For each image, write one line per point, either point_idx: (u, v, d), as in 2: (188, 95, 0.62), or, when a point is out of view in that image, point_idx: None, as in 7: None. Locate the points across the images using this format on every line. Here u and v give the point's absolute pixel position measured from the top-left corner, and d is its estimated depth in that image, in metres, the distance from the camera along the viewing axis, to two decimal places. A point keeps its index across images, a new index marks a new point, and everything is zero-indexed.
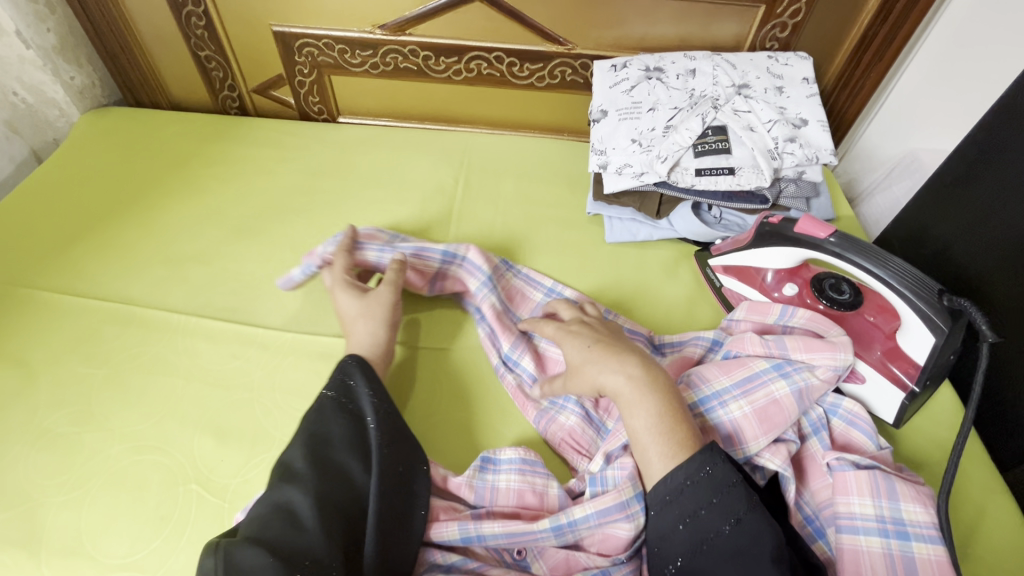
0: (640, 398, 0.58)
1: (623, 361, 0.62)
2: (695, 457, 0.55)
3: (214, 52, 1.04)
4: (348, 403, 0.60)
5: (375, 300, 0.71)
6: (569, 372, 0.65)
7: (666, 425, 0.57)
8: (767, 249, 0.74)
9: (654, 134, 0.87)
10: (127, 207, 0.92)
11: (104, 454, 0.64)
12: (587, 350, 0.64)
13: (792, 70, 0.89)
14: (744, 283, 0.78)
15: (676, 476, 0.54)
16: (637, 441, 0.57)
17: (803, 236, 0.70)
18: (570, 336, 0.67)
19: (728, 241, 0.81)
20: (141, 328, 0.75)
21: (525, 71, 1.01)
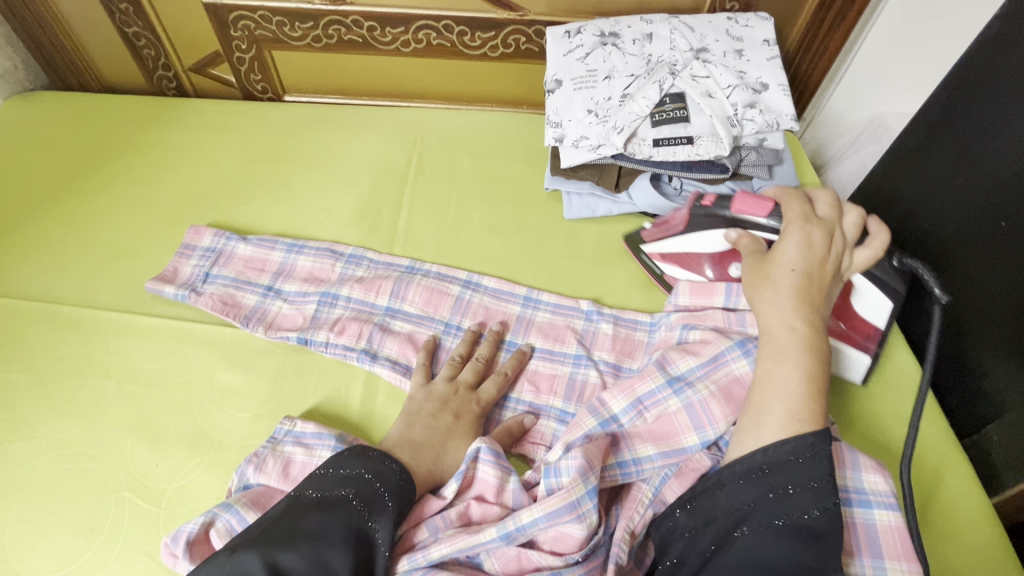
0: (801, 354, 0.51)
1: (813, 316, 0.54)
2: (814, 433, 0.48)
3: (143, 28, 0.97)
4: (372, 521, 0.50)
5: (466, 438, 0.62)
6: (758, 264, 0.58)
7: (811, 391, 0.50)
8: (703, 232, 0.71)
9: (610, 103, 0.83)
10: (55, 199, 0.86)
11: (28, 464, 0.60)
12: (792, 266, 0.56)
13: (752, 32, 0.85)
14: (685, 270, 0.74)
15: (782, 447, 0.48)
16: (765, 385, 0.51)
17: (742, 214, 0.68)
18: (801, 242, 0.57)
19: (658, 228, 0.77)
20: (69, 328, 0.71)
21: (476, 41, 0.96)
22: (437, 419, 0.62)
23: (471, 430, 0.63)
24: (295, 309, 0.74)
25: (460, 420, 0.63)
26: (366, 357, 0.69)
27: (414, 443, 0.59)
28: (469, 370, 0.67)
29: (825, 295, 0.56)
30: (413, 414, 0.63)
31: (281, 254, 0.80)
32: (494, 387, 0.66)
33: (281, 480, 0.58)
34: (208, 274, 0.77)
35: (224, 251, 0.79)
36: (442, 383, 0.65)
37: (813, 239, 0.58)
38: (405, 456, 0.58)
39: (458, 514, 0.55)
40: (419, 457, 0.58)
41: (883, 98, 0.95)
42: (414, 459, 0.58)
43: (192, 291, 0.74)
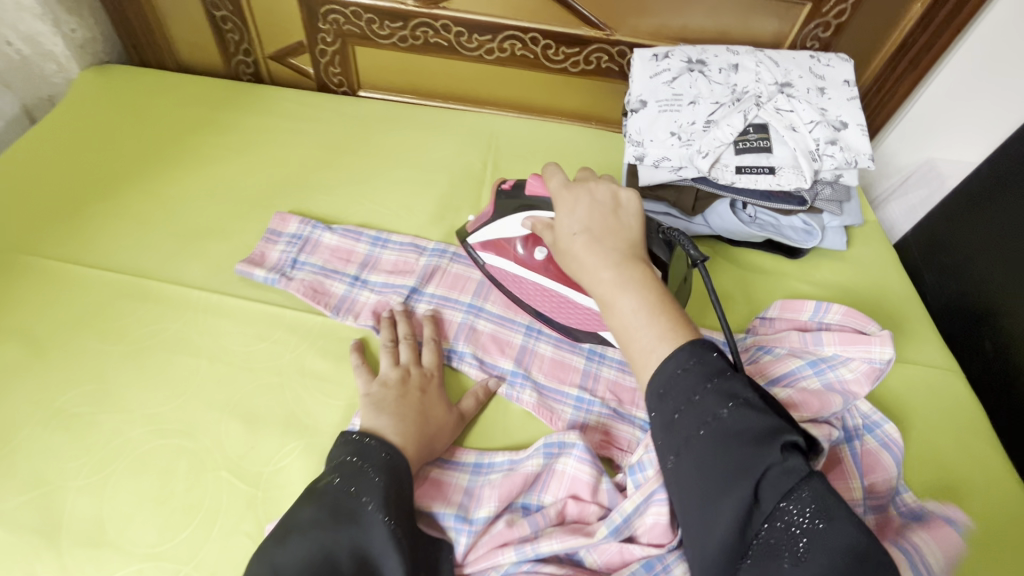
0: (621, 292, 0.51)
1: (620, 257, 0.53)
2: (672, 349, 0.46)
3: (232, 13, 0.98)
4: (363, 496, 0.49)
5: (437, 404, 0.63)
6: (557, 248, 0.59)
7: (648, 317, 0.49)
8: (506, 217, 0.70)
9: (694, 128, 0.85)
10: (136, 173, 0.86)
11: (123, 437, 0.60)
12: (572, 231, 0.56)
13: (833, 72, 0.88)
14: (500, 256, 0.73)
15: (665, 364, 0.46)
16: (620, 337, 0.50)
17: (535, 197, 0.67)
18: (568, 206, 0.58)
19: (475, 221, 0.76)
20: (160, 304, 0.71)
21: (559, 55, 0.98)
22: (405, 397, 0.62)
23: (438, 396, 0.64)
24: (382, 300, 0.75)
25: (426, 392, 0.63)
26: (455, 354, 0.71)
27: (393, 422, 0.58)
28: (408, 348, 0.68)
29: (624, 236, 0.55)
30: (378, 404, 0.60)
31: (366, 246, 0.81)
32: (434, 354, 0.68)
33: None
34: (295, 260, 0.78)
35: (310, 239, 0.80)
36: (390, 368, 0.65)
37: (573, 205, 0.58)
38: (394, 435, 0.57)
39: (555, 513, 0.56)
40: (410, 431, 0.58)
41: (931, 145, 0.98)
42: (404, 437, 0.57)
43: (282, 275, 0.75)
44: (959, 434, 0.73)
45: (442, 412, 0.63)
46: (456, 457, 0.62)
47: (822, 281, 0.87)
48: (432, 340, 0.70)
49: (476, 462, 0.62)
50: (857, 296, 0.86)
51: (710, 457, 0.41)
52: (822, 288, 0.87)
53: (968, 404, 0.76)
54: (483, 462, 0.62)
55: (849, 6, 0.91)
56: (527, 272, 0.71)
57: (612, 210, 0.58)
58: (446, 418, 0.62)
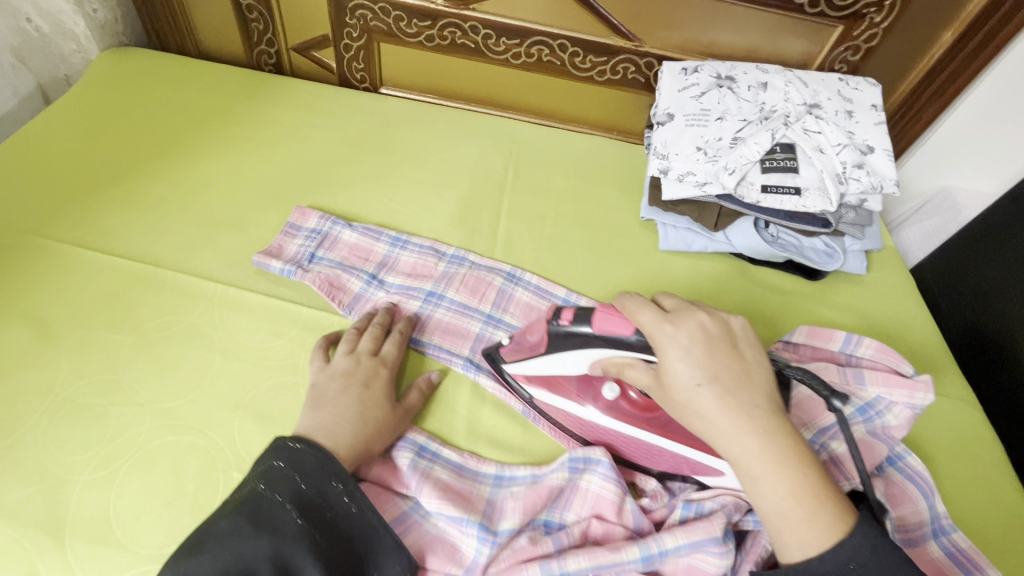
0: (773, 470, 0.46)
1: (754, 418, 0.48)
2: (849, 535, 0.45)
3: (258, 2, 0.96)
4: (284, 501, 0.50)
5: (380, 404, 0.61)
6: (667, 396, 0.51)
7: (801, 495, 0.46)
8: (561, 354, 0.61)
9: (721, 144, 0.85)
10: (153, 159, 0.85)
11: (133, 431, 0.58)
12: (693, 382, 0.49)
13: (861, 95, 0.88)
14: (554, 393, 0.64)
15: (848, 552, 0.44)
16: (767, 514, 0.47)
17: (606, 334, 0.56)
18: (684, 349, 0.50)
19: (512, 346, 0.65)
20: (174, 295, 0.69)
21: (587, 64, 0.98)
22: (346, 392, 0.61)
23: (383, 394, 0.62)
24: (399, 300, 0.74)
25: (370, 388, 0.62)
26: (471, 366, 0.69)
27: (328, 421, 0.58)
28: (368, 338, 0.67)
29: (749, 384, 0.49)
30: (319, 399, 0.60)
31: (385, 247, 0.79)
32: (393, 349, 0.67)
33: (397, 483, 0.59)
34: (314, 256, 0.76)
35: (329, 235, 0.79)
36: (339, 361, 0.64)
37: (687, 348, 0.50)
38: (325, 439, 0.56)
39: (578, 532, 0.55)
40: (344, 434, 0.57)
41: (948, 173, 0.99)
42: (336, 441, 0.56)
43: (299, 268, 0.74)
44: (979, 469, 0.72)
45: (384, 411, 0.61)
46: (479, 468, 0.61)
47: (841, 305, 0.87)
48: (394, 334, 0.68)
49: (496, 473, 0.61)
50: (876, 323, 0.86)
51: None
52: (842, 312, 0.86)
53: (987, 439, 0.76)
54: (504, 474, 0.61)
55: (880, 31, 0.90)
56: (592, 414, 0.63)
57: (725, 351, 0.51)
58: (388, 418, 0.61)
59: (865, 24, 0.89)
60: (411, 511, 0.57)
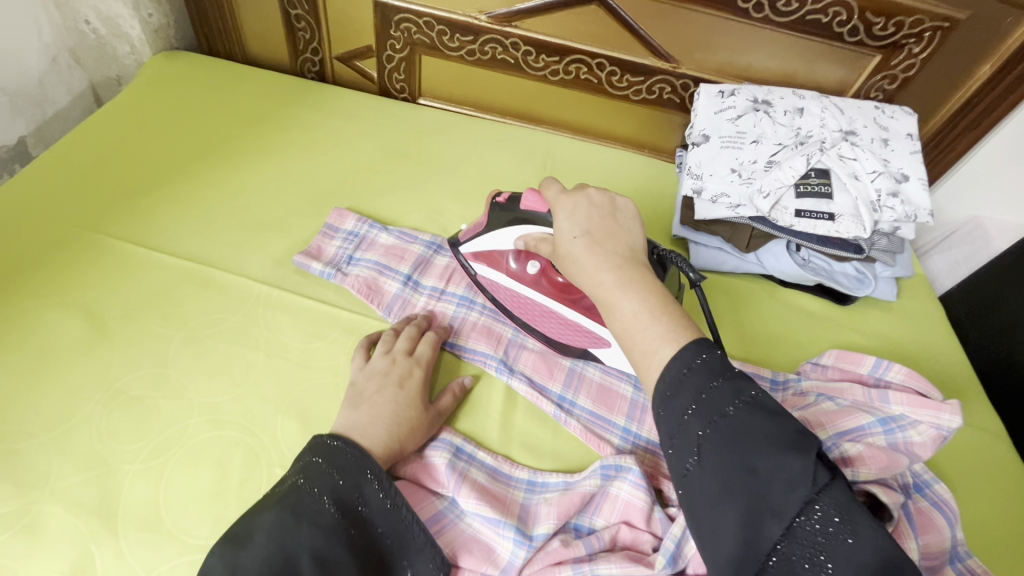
0: (624, 294, 0.50)
1: (619, 261, 0.53)
2: (678, 352, 0.46)
3: (307, 12, 1.00)
4: (323, 496, 0.50)
5: (415, 405, 0.62)
6: (557, 253, 0.58)
7: (650, 319, 0.49)
8: (500, 231, 0.70)
9: (755, 167, 0.86)
10: (200, 159, 0.87)
11: (181, 424, 0.60)
12: (572, 235, 0.56)
13: (897, 124, 0.89)
14: (492, 269, 0.74)
15: (673, 367, 0.45)
16: (624, 338, 0.50)
17: (530, 212, 0.65)
18: (567, 211, 0.58)
19: (467, 230, 0.75)
20: (220, 293, 0.71)
21: (623, 82, 1.00)
22: (383, 391, 0.62)
23: (417, 396, 0.63)
24: (433, 305, 0.76)
25: (405, 388, 0.63)
26: (505, 369, 0.70)
27: (365, 420, 0.59)
28: (404, 339, 0.68)
29: (624, 243, 0.55)
30: (357, 398, 0.61)
31: (421, 247, 0.81)
32: (429, 350, 0.68)
33: (424, 480, 0.60)
34: (351, 258, 0.78)
35: (366, 237, 0.81)
36: (380, 359, 0.65)
37: (572, 211, 0.57)
38: (362, 439, 0.57)
39: (609, 537, 0.56)
40: (380, 435, 0.58)
41: (984, 203, 0.98)
42: (370, 441, 0.57)
43: (339, 271, 0.76)
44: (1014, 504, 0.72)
45: (418, 412, 0.62)
46: (512, 472, 0.62)
47: (870, 331, 0.87)
48: (429, 338, 0.69)
49: (529, 479, 0.62)
50: (906, 351, 0.86)
51: (722, 461, 0.41)
52: (871, 338, 0.86)
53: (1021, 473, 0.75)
54: (537, 481, 0.62)
55: (918, 62, 0.90)
56: (521, 285, 0.73)
57: (610, 218, 0.57)
58: (421, 419, 0.62)
59: (903, 56, 0.90)
60: (446, 511, 0.58)
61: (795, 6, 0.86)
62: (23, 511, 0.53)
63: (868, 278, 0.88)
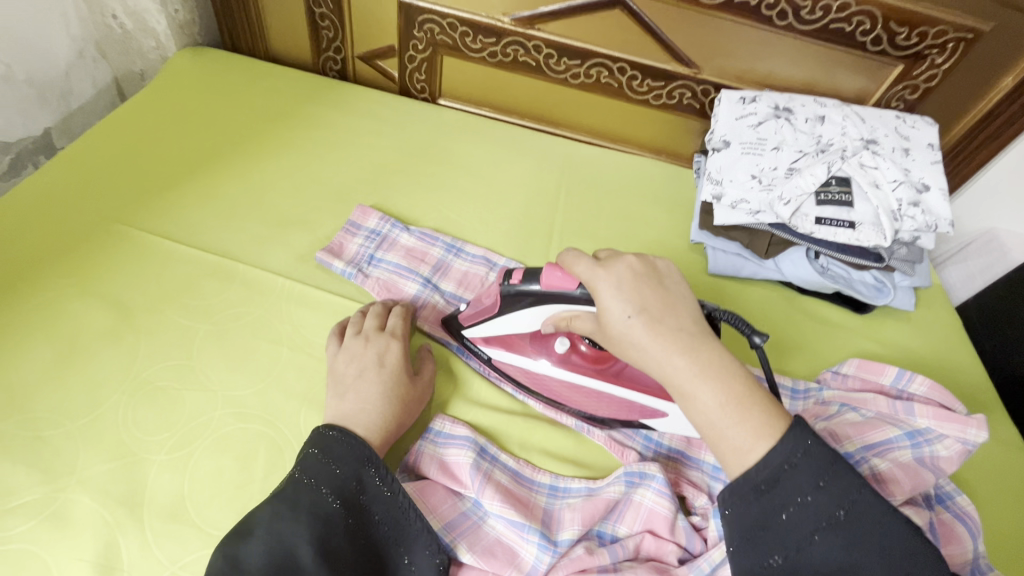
0: (701, 382, 0.48)
1: (683, 341, 0.50)
2: (778, 445, 0.46)
3: (332, 11, 1.00)
4: (323, 488, 0.51)
5: (400, 380, 0.63)
6: (606, 332, 0.54)
7: (731, 405, 0.48)
8: (517, 314, 0.64)
9: (776, 173, 0.86)
10: (224, 155, 0.88)
11: (206, 416, 0.60)
12: (625, 316, 0.51)
13: (918, 134, 0.89)
14: (511, 354, 0.69)
15: (775, 458, 0.46)
16: (705, 426, 0.49)
17: (552, 290, 0.59)
18: (611, 284, 0.52)
19: (468, 312, 0.69)
20: (244, 288, 0.72)
21: (644, 87, 1.00)
22: (365, 375, 0.62)
23: (400, 369, 0.64)
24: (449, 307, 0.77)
25: (385, 366, 0.63)
26: (521, 390, 0.70)
27: (354, 407, 0.59)
28: (374, 317, 0.68)
29: (678, 315, 0.52)
30: (338, 387, 0.61)
31: (440, 251, 0.82)
32: (399, 323, 0.68)
33: (449, 480, 0.60)
34: (372, 256, 0.79)
35: (387, 236, 0.81)
36: (355, 344, 0.65)
37: (617, 285, 0.52)
38: (360, 429, 0.58)
39: (633, 546, 0.56)
40: (376, 423, 0.59)
41: (1002, 215, 0.98)
42: (368, 430, 0.58)
43: (360, 271, 0.76)
44: None
45: (406, 388, 0.63)
46: (535, 476, 0.62)
47: (888, 340, 0.87)
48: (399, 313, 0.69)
49: (551, 483, 0.62)
50: (924, 361, 0.86)
51: (836, 557, 0.44)
52: (889, 347, 0.86)
53: None
54: (559, 485, 0.62)
55: (941, 72, 0.90)
56: (548, 367, 0.69)
57: (656, 288, 0.53)
58: (409, 393, 0.63)
59: (926, 66, 0.90)
60: (470, 513, 0.58)
61: (819, 14, 0.86)
62: (51, 498, 0.54)
63: (887, 287, 0.88)
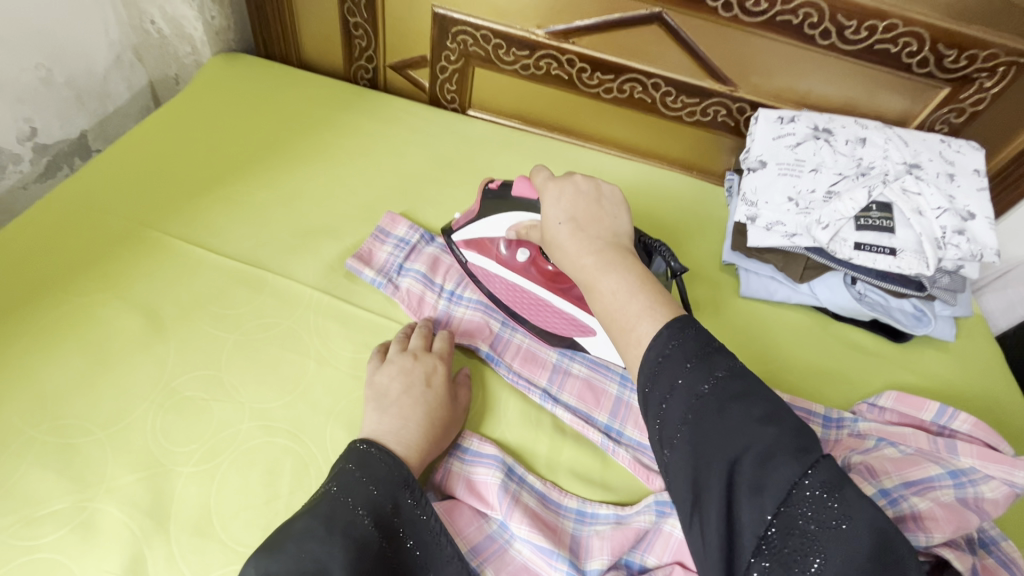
0: (603, 273, 0.53)
1: (601, 244, 0.55)
2: (654, 332, 0.47)
3: (366, 20, 1.01)
4: (360, 508, 0.50)
5: (442, 402, 0.62)
6: (545, 237, 0.60)
7: (631, 296, 0.50)
8: (491, 217, 0.70)
9: (814, 197, 0.84)
10: (256, 162, 0.88)
11: (233, 429, 0.60)
12: (557, 220, 0.58)
13: (963, 159, 0.86)
14: (482, 255, 0.74)
15: (649, 350, 0.47)
16: (604, 314, 0.52)
17: (522, 198, 0.66)
18: (554, 194, 0.59)
19: (461, 217, 0.76)
20: (272, 297, 0.72)
21: (677, 103, 0.98)
22: (409, 392, 0.61)
23: (443, 392, 0.63)
24: (479, 317, 0.75)
25: (431, 386, 0.63)
26: (549, 398, 0.68)
27: (396, 423, 0.58)
28: (419, 336, 0.68)
29: (607, 227, 0.57)
30: (381, 401, 0.61)
31: None
32: (445, 344, 0.68)
33: (475, 499, 0.59)
34: (401, 266, 0.78)
35: (416, 246, 0.81)
36: (399, 360, 0.65)
37: (559, 195, 0.59)
38: (397, 446, 0.57)
39: None
40: (415, 443, 0.58)
41: None
42: (407, 449, 0.57)
43: (390, 281, 0.76)
44: None
45: (446, 410, 0.62)
46: (562, 500, 0.61)
47: (926, 371, 0.84)
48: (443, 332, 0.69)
49: (578, 508, 0.61)
50: (963, 395, 0.82)
51: (701, 447, 0.41)
52: (927, 379, 0.83)
53: None
54: (586, 510, 0.61)
55: (989, 96, 0.88)
56: (511, 273, 0.73)
57: (596, 203, 0.58)
58: (449, 416, 0.62)
59: (974, 89, 0.87)
60: (496, 536, 0.57)
61: (864, 34, 0.84)
62: (79, 508, 0.53)
63: (927, 317, 0.85)
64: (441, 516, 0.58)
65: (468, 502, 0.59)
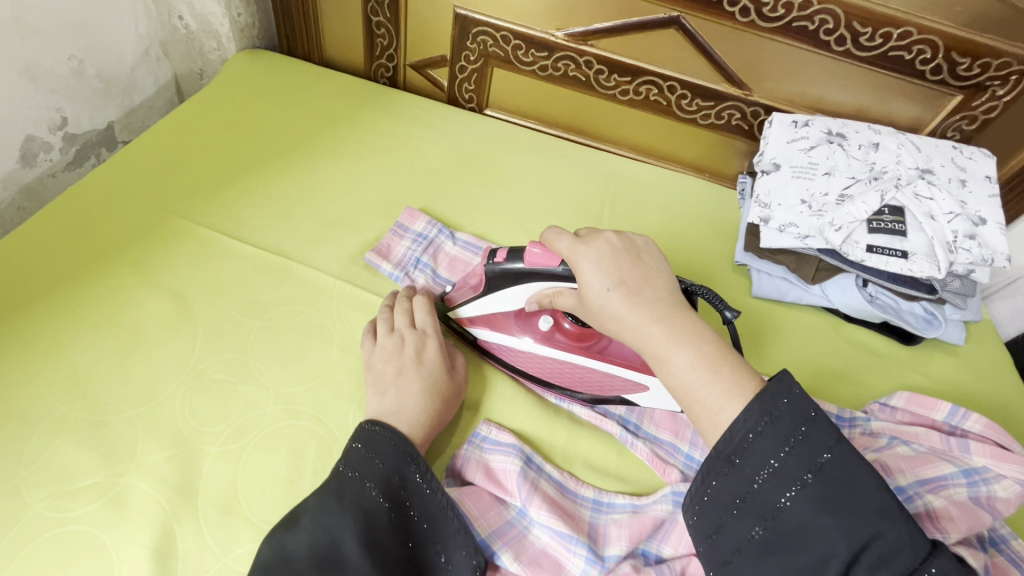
0: (675, 349, 0.51)
1: (657, 314, 0.52)
2: (741, 411, 0.46)
3: (388, 20, 1.03)
4: (367, 482, 0.51)
5: (437, 376, 0.64)
6: (585, 305, 0.57)
7: (706, 370, 0.50)
8: (502, 291, 0.65)
9: (826, 199, 0.85)
10: (279, 155, 0.90)
11: (259, 411, 0.62)
12: (604, 289, 0.54)
13: (975, 166, 0.87)
14: (496, 332, 0.70)
15: (738, 428, 0.46)
16: (683, 391, 0.50)
17: (537, 268, 0.60)
18: (591, 260, 0.55)
19: (458, 288, 0.70)
20: (296, 286, 0.73)
21: (692, 106, 1.00)
22: (403, 372, 0.62)
23: (437, 366, 0.65)
24: None
25: (424, 363, 0.64)
26: (564, 398, 0.70)
27: (397, 402, 0.60)
28: (402, 314, 0.68)
29: (656, 293, 0.54)
30: (376, 385, 0.62)
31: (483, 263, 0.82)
32: (429, 319, 0.69)
33: (494, 486, 0.60)
34: (418, 260, 0.80)
35: (434, 241, 0.82)
36: (388, 341, 0.66)
37: (598, 260, 0.55)
38: (403, 425, 0.58)
39: (679, 568, 0.56)
40: (419, 421, 0.59)
41: None
42: (410, 426, 0.59)
43: (406, 275, 0.77)
44: None
45: (443, 383, 0.64)
46: (578, 489, 0.62)
47: (935, 374, 0.85)
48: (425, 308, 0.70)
49: (595, 498, 0.62)
50: (973, 399, 0.83)
51: (807, 530, 0.43)
52: (936, 382, 0.84)
53: None
54: (602, 500, 0.62)
55: (1001, 104, 0.89)
56: (531, 343, 0.69)
57: (637, 267, 0.55)
58: (448, 390, 0.64)
59: (987, 96, 0.88)
60: (514, 522, 0.59)
61: (879, 41, 0.86)
62: (110, 483, 0.55)
63: (937, 320, 0.86)
64: (460, 501, 0.59)
65: (487, 489, 0.60)
